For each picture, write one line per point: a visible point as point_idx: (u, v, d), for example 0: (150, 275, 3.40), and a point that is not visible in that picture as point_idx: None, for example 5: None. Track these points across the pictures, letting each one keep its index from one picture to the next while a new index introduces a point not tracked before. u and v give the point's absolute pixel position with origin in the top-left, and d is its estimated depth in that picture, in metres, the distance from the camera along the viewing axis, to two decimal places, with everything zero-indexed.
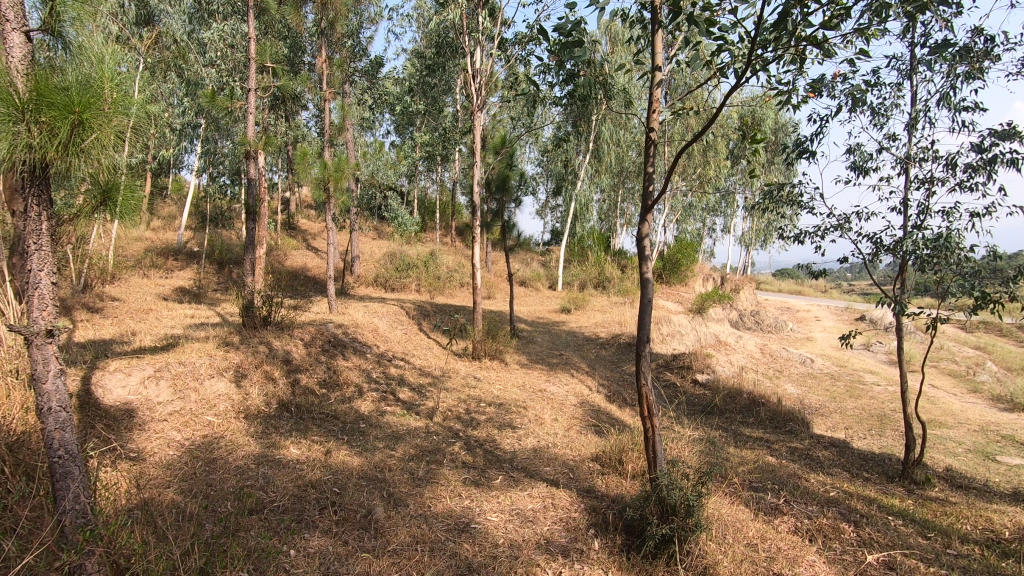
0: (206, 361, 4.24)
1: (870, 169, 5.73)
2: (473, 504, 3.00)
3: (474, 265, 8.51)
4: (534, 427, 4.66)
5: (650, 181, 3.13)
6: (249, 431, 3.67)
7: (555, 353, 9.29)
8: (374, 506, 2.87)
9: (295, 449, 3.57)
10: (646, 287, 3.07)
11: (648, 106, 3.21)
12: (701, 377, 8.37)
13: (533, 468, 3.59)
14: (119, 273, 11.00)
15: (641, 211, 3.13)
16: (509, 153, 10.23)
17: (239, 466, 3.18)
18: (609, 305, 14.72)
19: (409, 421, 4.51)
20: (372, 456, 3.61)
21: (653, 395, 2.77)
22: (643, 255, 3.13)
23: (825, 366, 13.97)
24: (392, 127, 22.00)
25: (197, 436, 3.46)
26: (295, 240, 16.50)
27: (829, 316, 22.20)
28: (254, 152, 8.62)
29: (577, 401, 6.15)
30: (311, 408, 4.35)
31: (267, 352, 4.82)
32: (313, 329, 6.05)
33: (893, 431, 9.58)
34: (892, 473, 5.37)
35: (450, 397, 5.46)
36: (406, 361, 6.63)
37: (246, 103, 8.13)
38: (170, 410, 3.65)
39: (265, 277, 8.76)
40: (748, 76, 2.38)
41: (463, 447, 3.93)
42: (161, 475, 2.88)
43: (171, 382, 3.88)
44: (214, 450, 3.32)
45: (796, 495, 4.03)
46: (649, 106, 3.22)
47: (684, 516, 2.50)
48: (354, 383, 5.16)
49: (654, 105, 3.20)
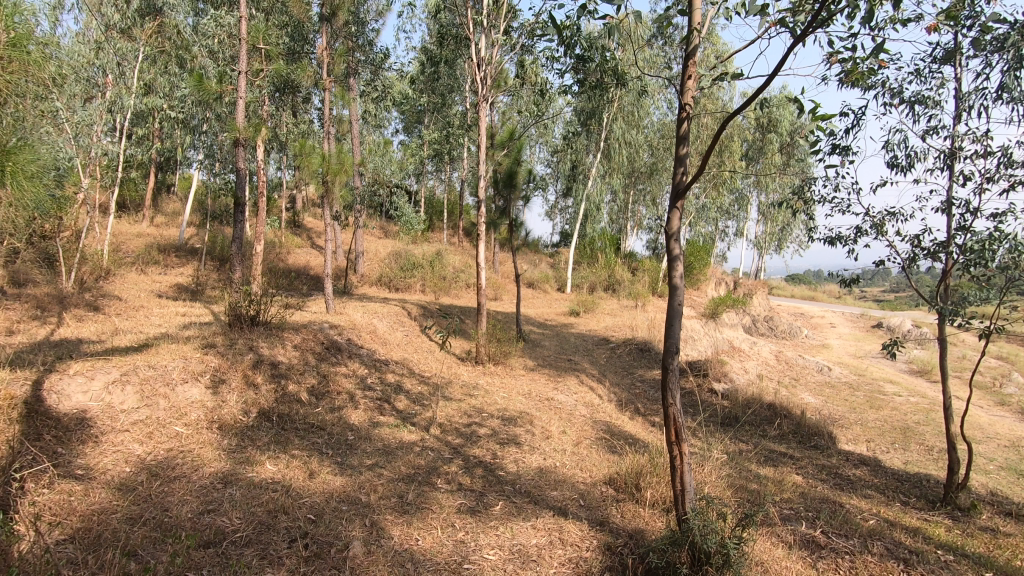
0: (180, 364, 3.86)
1: (907, 166, 5.30)
2: (467, 538, 2.60)
3: (479, 263, 8.08)
4: (538, 442, 4.25)
5: (681, 167, 2.70)
6: (222, 446, 3.29)
7: (563, 358, 8.87)
8: (352, 539, 2.47)
9: (272, 466, 3.18)
10: (674, 291, 2.66)
11: (684, 72, 2.78)
12: (717, 386, 7.92)
13: (538, 493, 3.18)
14: (115, 269, 10.70)
15: (670, 201, 2.71)
16: (517, 149, 9.81)
17: (203, 486, 2.80)
18: (619, 309, 14.27)
19: (404, 433, 4.12)
20: (358, 475, 3.22)
21: (682, 417, 2.37)
22: (673, 253, 2.71)
23: (843, 374, 13.45)
24: (401, 126, 21.71)
25: (160, 449, 3.07)
26: (299, 239, 16.21)
27: (845, 323, 21.60)
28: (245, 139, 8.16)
29: (585, 412, 5.72)
30: (295, 417, 3.96)
31: (250, 356, 4.44)
32: (306, 331, 5.69)
33: (919, 445, 9.07)
34: (933, 498, 4.90)
35: (449, 406, 5.05)
36: (404, 366, 6.23)
37: (237, 88, 7.69)
38: (135, 419, 3.27)
39: (261, 274, 8.38)
40: (813, 24, 1.96)
41: (461, 466, 3.53)
42: (107, 499, 2.49)
43: (139, 387, 3.50)
44: (176, 467, 2.93)
45: (834, 525, 3.60)
46: (683, 74, 2.78)
47: (720, 567, 2.11)
48: (347, 390, 4.78)
49: (690, 71, 2.76)
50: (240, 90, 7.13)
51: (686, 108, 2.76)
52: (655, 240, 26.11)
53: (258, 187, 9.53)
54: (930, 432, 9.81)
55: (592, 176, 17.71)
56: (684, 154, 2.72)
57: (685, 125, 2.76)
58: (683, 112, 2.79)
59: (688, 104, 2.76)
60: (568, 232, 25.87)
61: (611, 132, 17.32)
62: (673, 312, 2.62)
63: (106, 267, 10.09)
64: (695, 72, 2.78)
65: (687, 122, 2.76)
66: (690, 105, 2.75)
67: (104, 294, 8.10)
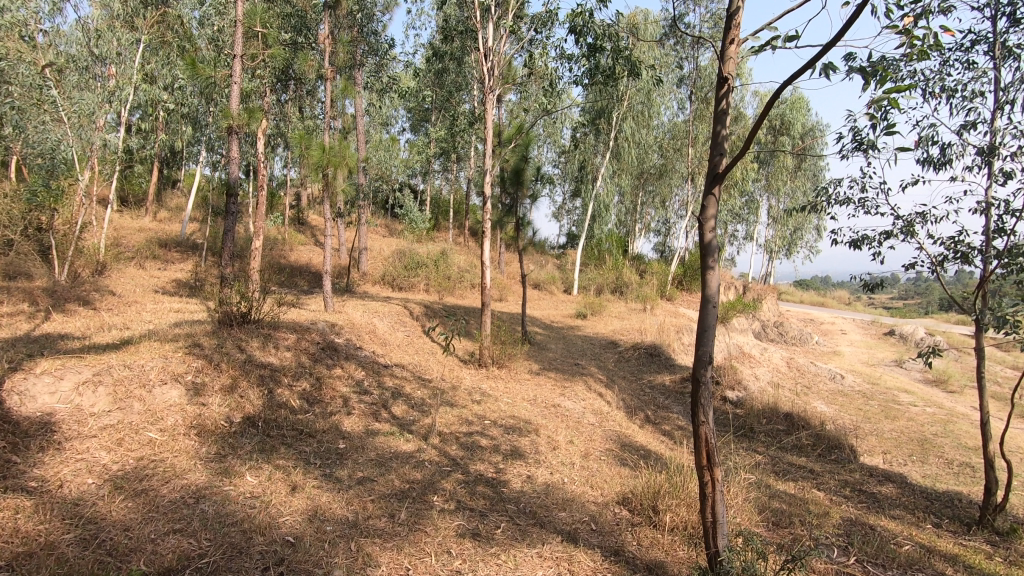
0: (159, 363, 3.59)
1: (941, 164, 4.98)
2: (464, 568, 2.30)
3: (483, 262, 7.79)
4: (545, 455, 3.95)
5: (718, 153, 2.39)
6: (200, 454, 3.01)
7: (569, 362, 8.56)
8: (333, 568, 2.18)
9: (252, 478, 2.90)
10: (708, 296, 2.33)
11: (726, 38, 2.43)
12: (731, 394, 7.57)
13: (544, 514, 2.88)
14: (114, 263, 10.48)
15: (705, 191, 2.40)
16: (524, 145, 9.50)
17: (172, 502, 2.51)
18: (627, 312, 13.94)
19: (401, 443, 3.84)
20: (346, 490, 2.93)
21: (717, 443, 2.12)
22: (708, 248, 2.36)
23: (857, 383, 13.06)
24: (408, 124, 21.49)
25: (130, 458, 2.79)
26: (302, 236, 16.00)
27: (856, 329, 21.18)
28: (238, 127, 7.69)
29: (594, 420, 5.41)
30: (282, 423, 3.68)
31: (238, 356, 4.16)
32: (302, 330, 5.41)
33: (939, 458, 8.70)
34: (968, 520, 4.57)
35: (450, 414, 4.76)
36: (404, 368, 5.94)
37: (231, 71, 7.20)
38: (105, 423, 3.00)
39: (259, 270, 8.12)
40: None
41: (461, 482, 3.23)
42: (58, 518, 2.21)
43: (112, 388, 3.23)
44: (145, 479, 2.64)
45: (870, 554, 3.29)
46: (725, 39, 2.44)
47: None
48: (341, 394, 4.49)
49: (734, 38, 2.42)
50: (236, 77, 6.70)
51: (727, 80, 2.40)
52: (663, 242, 25.78)
53: (259, 181, 9.29)
54: (950, 445, 9.43)
55: (601, 176, 17.37)
56: (723, 136, 2.40)
57: (725, 99, 2.42)
58: (724, 84, 2.43)
59: (730, 75, 2.42)
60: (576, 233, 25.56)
61: (621, 131, 17.01)
62: (705, 320, 2.30)
63: (103, 260, 9.86)
64: (739, 39, 2.42)
65: (729, 92, 2.41)
66: (733, 75, 2.39)
67: (99, 288, 7.86)
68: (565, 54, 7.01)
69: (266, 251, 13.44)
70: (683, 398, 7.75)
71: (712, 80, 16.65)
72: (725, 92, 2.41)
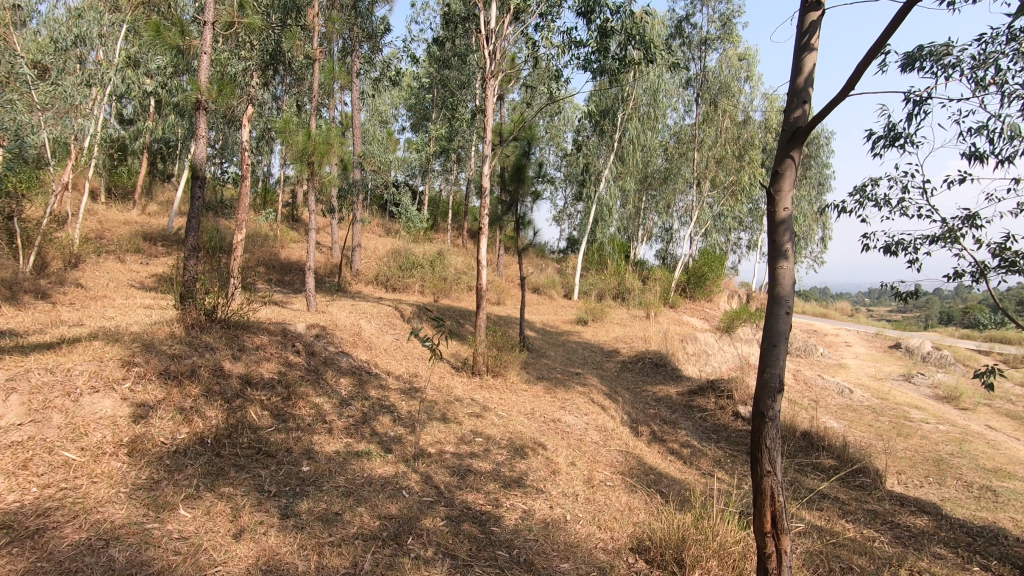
0: (90, 369, 3.11)
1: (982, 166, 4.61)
2: None
3: (479, 262, 7.27)
4: (543, 482, 3.44)
5: (800, 103, 2.09)
6: (126, 480, 2.48)
7: (569, 370, 8.03)
8: None
9: (186, 512, 2.38)
10: (782, 293, 2.09)
11: None
12: (744, 409, 7.03)
13: (542, 565, 2.39)
14: (92, 256, 9.96)
15: (783, 150, 2.12)
16: (528, 141, 9.10)
17: (73, 548, 1.99)
18: (630, 319, 13.42)
19: (378, 466, 3.32)
20: (301, 531, 2.43)
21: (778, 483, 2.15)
22: (782, 226, 2.10)
23: (866, 398, 12.51)
24: (408, 122, 21.04)
25: (31, 487, 2.27)
26: (295, 234, 15.48)
27: (861, 342, 20.67)
28: (206, 100, 5.86)
29: (597, 438, 4.89)
30: (237, 439, 3.17)
31: (194, 360, 3.67)
32: (275, 332, 4.93)
33: (958, 480, 8.18)
34: (1016, 561, 4.10)
35: (438, 430, 4.22)
36: (390, 376, 5.41)
37: (203, 38, 5.63)
38: (12, 440, 2.49)
39: (239, 265, 7.62)
40: None
41: (446, 518, 2.74)
42: None
43: (28, 398, 2.74)
44: (45, 515, 2.13)
45: None
46: None
47: None
48: (314, 406, 3.96)
49: None
50: (210, 48, 5.52)
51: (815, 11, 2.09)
52: (666, 249, 25.31)
53: (243, 170, 8.80)
54: (968, 466, 8.91)
55: (605, 179, 16.90)
56: (805, 84, 2.11)
57: (811, 30, 2.12)
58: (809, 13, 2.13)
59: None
60: (577, 238, 25.07)
61: (626, 133, 16.56)
62: (776, 322, 2.11)
63: (79, 252, 9.33)
64: None
65: (817, 21, 2.11)
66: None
67: (67, 281, 7.33)
68: (570, 41, 6.53)
69: (256, 248, 12.96)
70: (691, 413, 7.22)
71: (718, 84, 16.25)
72: (812, 23, 2.10)
